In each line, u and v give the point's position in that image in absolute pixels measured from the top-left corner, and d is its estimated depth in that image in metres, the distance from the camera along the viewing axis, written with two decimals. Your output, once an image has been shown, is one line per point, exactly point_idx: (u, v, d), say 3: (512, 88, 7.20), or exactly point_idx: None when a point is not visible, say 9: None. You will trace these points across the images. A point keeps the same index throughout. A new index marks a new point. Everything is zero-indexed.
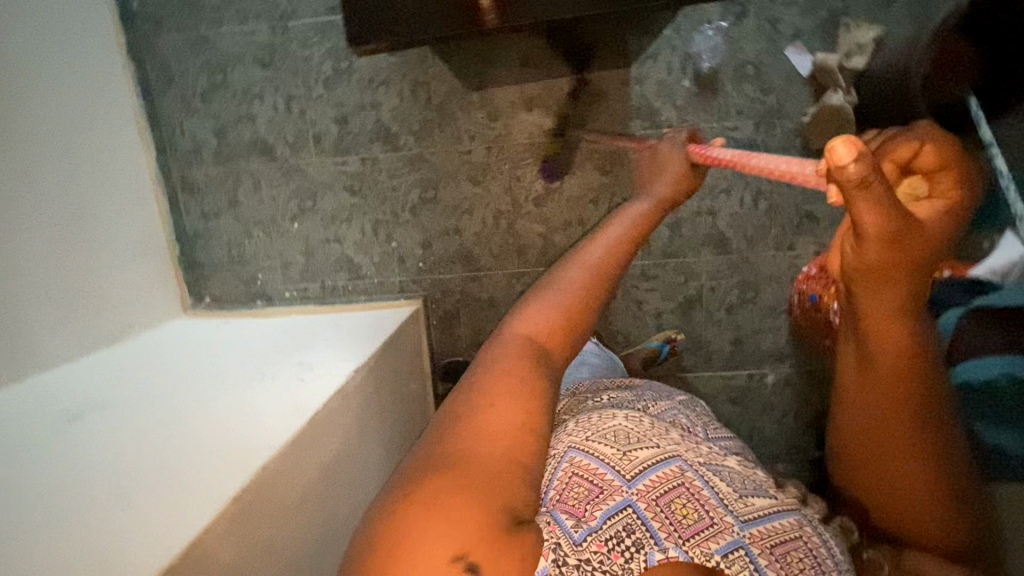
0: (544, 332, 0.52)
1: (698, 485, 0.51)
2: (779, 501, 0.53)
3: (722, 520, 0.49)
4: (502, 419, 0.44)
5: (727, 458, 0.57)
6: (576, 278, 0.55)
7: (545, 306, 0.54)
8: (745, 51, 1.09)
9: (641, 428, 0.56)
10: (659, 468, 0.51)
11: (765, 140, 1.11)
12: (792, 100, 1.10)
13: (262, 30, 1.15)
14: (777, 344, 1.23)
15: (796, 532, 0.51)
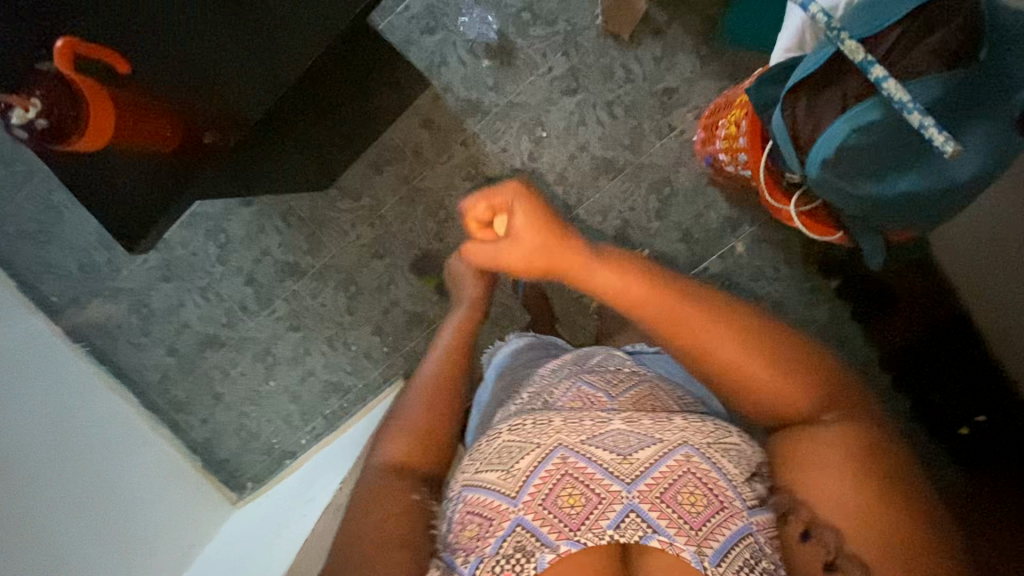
0: (404, 451, 0.77)
1: (580, 465, 0.64)
2: (665, 442, 0.64)
3: (609, 491, 0.62)
4: (387, 526, 0.67)
5: (614, 420, 0.67)
6: (413, 404, 0.82)
7: (398, 429, 0.79)
8: (513, 3, 1.12)
9: (527, 432, 0.67)
10: (544, 466, 0.64)
11: (580, 60, 1.13)
12: (578, 13, 1.11)
13: (150, 255, 1.28)
14: (725, 215, 1.16)
15: (685, 467, 0.63)
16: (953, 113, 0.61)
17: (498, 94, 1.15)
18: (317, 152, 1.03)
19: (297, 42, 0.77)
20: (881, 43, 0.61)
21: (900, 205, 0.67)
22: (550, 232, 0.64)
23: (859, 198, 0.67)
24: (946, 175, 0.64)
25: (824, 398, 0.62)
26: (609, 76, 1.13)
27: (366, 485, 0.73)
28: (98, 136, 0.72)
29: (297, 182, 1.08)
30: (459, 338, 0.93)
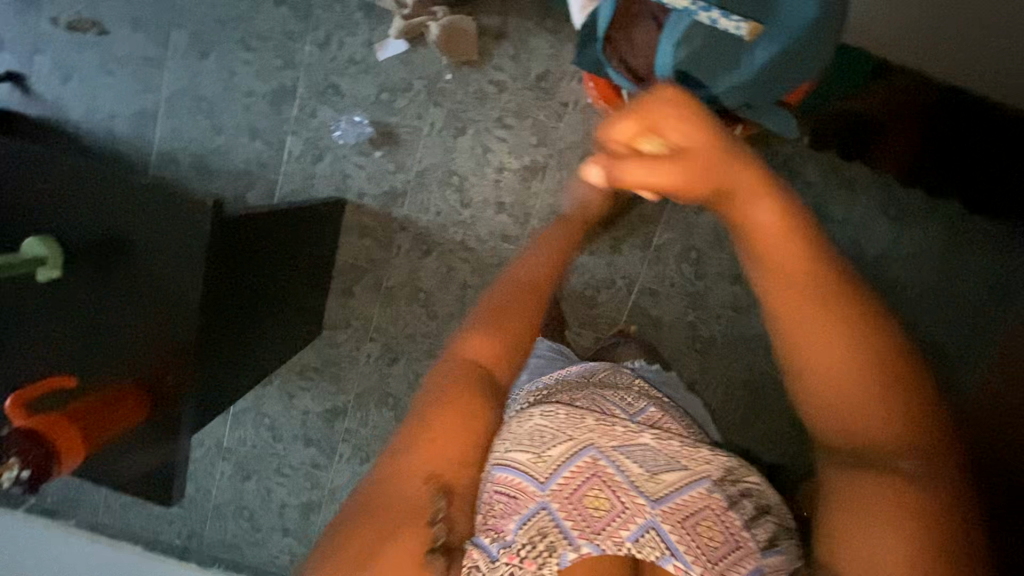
0: (486, 355, 0.55)
1: (609, 471, 0.60)
2: (693, 471, 0.62)
3: (633, 502, 0.58)
4: (442, 439, 0.49)
5: (645, 434, 0.65)
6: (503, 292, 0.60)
7: (503, 324, 0.57)
8: (368, 92, 1.15)
9: (558, 421, 0.64)
10: (572, 465, 0.60)
11: (451, 101, 1.15)
12: (424, 65, 1.14)
13: (224, 465, 1.40)
14: None
15: (705, 502, 0.59)
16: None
17: (405, 172, 1.19)
18: (309, 313, 1.15)
19: (180, 245, 0.68)
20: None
21: (774, 75, 0.62)
22: (711, 141, 0.43)
23: (729, 94, 0.64)
24: (793, 23, 0.60)
25: (904, 395, 0.41)
26: (484, 96, 1.14)
27: (424, 398, 0.51)
28: (77, 449, 0.65)
29: (301, 338, 1.13)
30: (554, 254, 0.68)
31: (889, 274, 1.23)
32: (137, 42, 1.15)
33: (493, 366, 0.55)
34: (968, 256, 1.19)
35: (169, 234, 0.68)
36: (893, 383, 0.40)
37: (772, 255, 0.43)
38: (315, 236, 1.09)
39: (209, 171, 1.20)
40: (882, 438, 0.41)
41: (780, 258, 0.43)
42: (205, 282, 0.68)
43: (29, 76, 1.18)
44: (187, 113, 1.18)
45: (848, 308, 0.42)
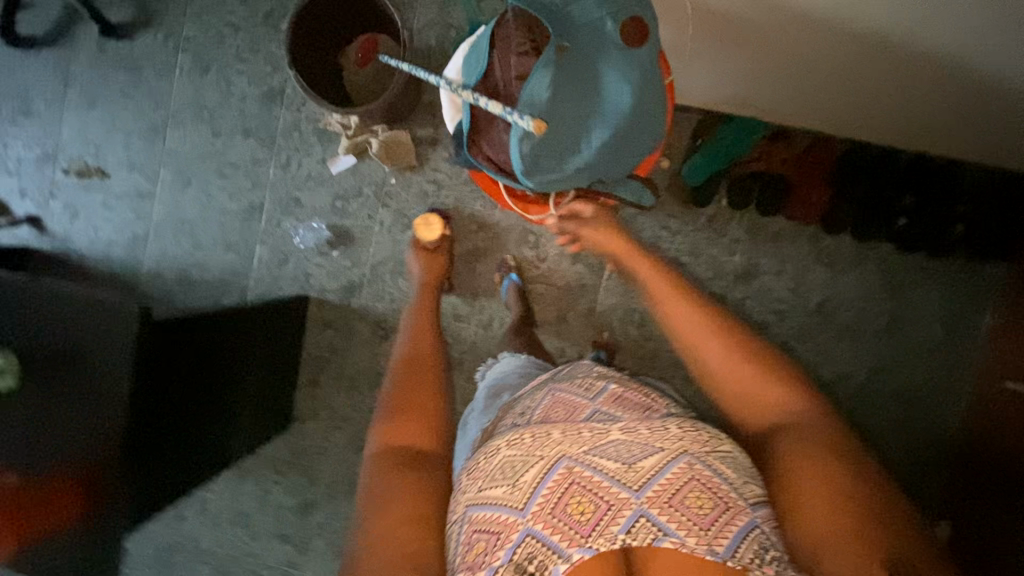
0: (400, 433, 0.71)
1: (587, 475, 0.63)
2: (669, 449, 0.64)
3: (618, 499, 0.62)
4: (390, 493, 0.64)
5: (613, 428, 0.66)
6: (389, 395, 0.76)
7: (390, 406, 0.74)
8: (325, 200, 1.31)
9: (525, 445, 0.66)
10: (547, 481, 0.63)
11: (396, 201, 1.29)
12: (371, 174, 1.29)
13: (203, 568, 1.40)
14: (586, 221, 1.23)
15: (689, 473, 0.62)
16: (569, 69, 0.68)
17: (361, 266, 1.31)
18: (276, 397, 1.24)
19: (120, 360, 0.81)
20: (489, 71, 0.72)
21: (609, 152, 0.72)
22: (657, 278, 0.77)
23: (579, 176, 0.74)
24: (611, 109, 0.70)
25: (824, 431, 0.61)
26: (426, 194, 1.29)
27: (369, 477, 0.67)
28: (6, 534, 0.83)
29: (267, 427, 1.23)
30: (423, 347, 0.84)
31: (834, 321, 1.24)
32: (132, 180, 1.36)
33: (413, 441, 0.70)
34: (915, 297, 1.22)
35: (113, 350, 0.81)
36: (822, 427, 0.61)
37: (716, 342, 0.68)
38: (279, 325, 1.22)
39: (190, 282, 1.35)
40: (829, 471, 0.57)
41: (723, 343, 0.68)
42: (129, 394, 0.80)
43: (45, 217, 1.39)
44: (173, 235, 1.36)
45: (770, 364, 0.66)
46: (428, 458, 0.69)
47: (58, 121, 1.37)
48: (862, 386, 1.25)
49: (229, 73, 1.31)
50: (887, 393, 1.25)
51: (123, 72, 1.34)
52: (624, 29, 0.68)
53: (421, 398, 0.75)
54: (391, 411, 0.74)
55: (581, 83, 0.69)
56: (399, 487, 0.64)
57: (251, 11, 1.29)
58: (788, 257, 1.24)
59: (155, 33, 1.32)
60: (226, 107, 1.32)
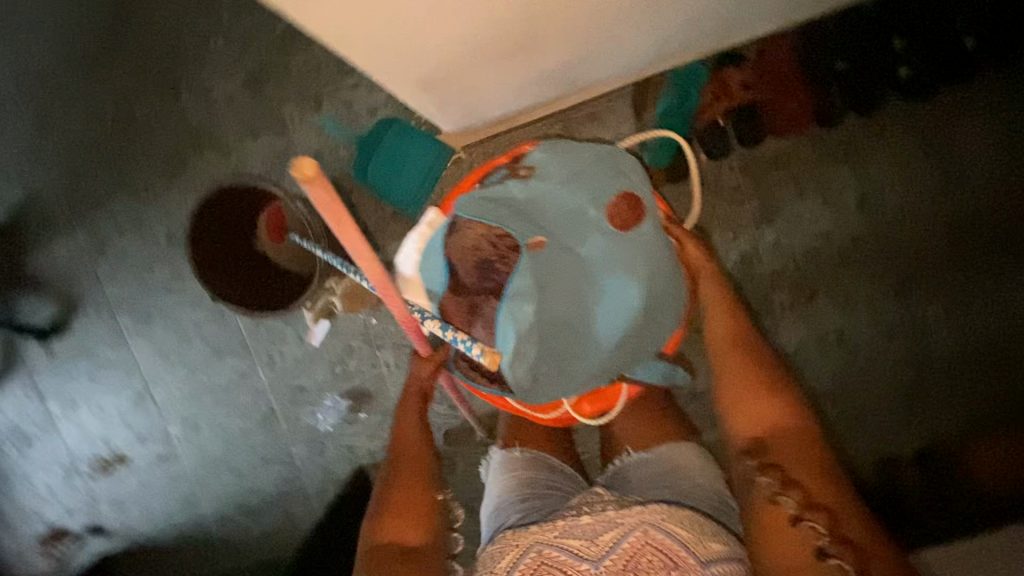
0: (403, 533, 0.74)
1: (555, 553, 0.71)
2: (626, 524, 0.71)
3: (577, 569, 0.70)
4: None
5: (579, 514, 0.74)
6: (392, 490, 0.77)
7: (391, 497, 0.77)
8: (325, 374, 1.23)
9: (507, 541, 0.76)
10: (522, 564, 0.72)
11: (387, 337, 1.20)
12: (350, 325, 1.21)
13: None
14: None
15: (642, 541, 0.70)
16: (546, 262, 0.92)
17: (394, 414, 1.23)
18: None
19: None
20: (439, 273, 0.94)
21: (614, 339, 0.93)
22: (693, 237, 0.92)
23: (584, 372, 0.92)
24: (596, 270, 0.93)
25: (808, 444, 0.71)
26: None
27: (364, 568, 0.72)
28: None
29: None
30: (418, 441, 0.82)
31: (884, 208, 1.08)
32: (148, 450, 1.32)
33: (402, 537, 0.74)
34: (961, 130, 1.04)
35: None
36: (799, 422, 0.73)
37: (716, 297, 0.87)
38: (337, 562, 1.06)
39: (254, 510, 1.31)
40: (779, 417, 0.74)
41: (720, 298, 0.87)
42: None
43: (100, 520, 1.37)
44: (213, 477, 1.31)
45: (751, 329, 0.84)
46: (426, 549, 0.74)
47: (56, 434, 1.33)
48: (956, 238, 1.07)
49: (170, 309, 1.23)
50: (989, 234, 1.07)
51: (81, 362, 1.29)
52: (603, 212, 0.91)
53: (410, 487, 0.77)
54: (385, 503, 0.77)
55: (558, 271, 0.92)
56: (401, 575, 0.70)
57: (152, 241, 1.21)
58: (801, 174, 1.07)
59: (85, 311, 1.26)
60: (185, 341, 1.25)
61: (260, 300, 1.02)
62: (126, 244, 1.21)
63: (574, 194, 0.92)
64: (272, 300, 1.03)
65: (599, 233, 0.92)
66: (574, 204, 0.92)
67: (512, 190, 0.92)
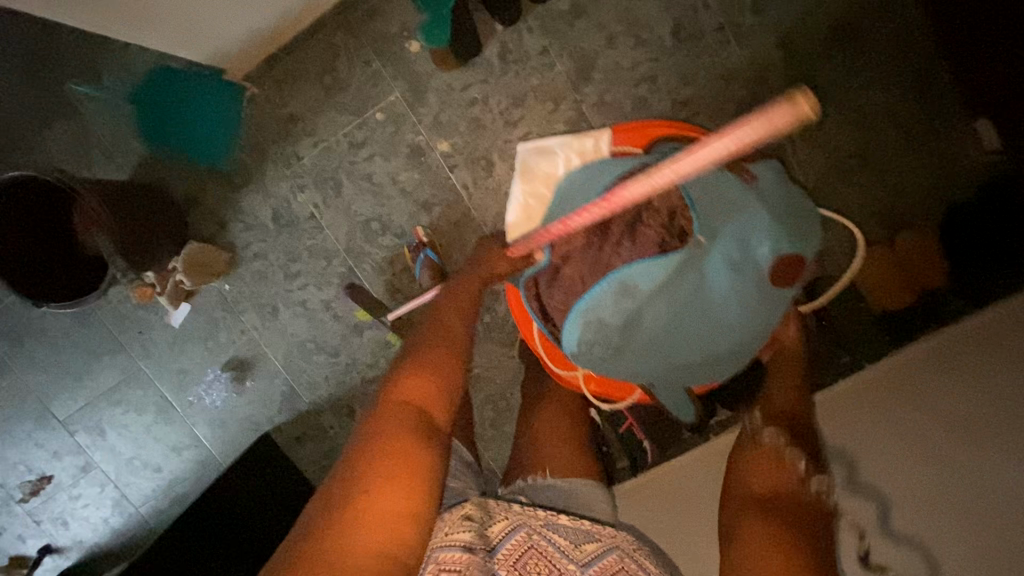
0: (425, 412, 0.68)
1: (546, 541, 0.68)
2: (603, 540, 0.70)
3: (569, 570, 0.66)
4: (391, 482, 0.59)
5: (559, 515, 0.71)
6: (425, 359, 0.74)
7: (424, 368, 0.72)
8: (201, 350, 1.21)
9: (490, 507, 0.71)
10: (509, 541, 0.68)
11: (246, 299, 1.17)
12: (207, 296, 1.17)
13: None
14: (403, 167, 1.07)
15: (621, 563, 0.68)
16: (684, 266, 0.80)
17: (279, 374, 1.21)
18: None
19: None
20: (638, 210, 0.83)
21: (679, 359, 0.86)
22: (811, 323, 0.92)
23: (641, 365, 0.87)
24: (710, 293, 0.83)
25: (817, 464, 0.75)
26: (261, 273, 1.15)
27: (381, 429, 0.64)
28: None
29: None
30: (458, 334, 0.79)
31: (703, 33, 0.98)
32: (69, 463, 1.33)
33: (426, 403, 0.69)
34: None
35: None
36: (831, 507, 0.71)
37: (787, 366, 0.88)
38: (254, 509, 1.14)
39: (185, 496, 1.33)
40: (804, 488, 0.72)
41: (790, 363, 0.88)
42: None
43: (51, 538, 1.40)
44: (136, 476, 1.32)
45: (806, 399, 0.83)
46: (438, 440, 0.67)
47: None
48: (783, 42, 0.98)
49: (37, 323, 1.23)
50: (818, 28, 0.97)
51: None
52: (772, 257, 0.81)
53: (436, 370, 0.73)
54: (413, 371, 0.72)
55: (689, 283, 0.82)
56: (398, 448, 0.62)
57: None
58: (605, 16, 0.98)
59: None
60: (62, 351, 1.24)
61: (77, 288, 1.02)
62: None
63: (759, 225, 0.79)
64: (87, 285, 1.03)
65: (752, 274, 0.81)
66: (750, 235, 0.80)
67: (731, 189, 0.80)
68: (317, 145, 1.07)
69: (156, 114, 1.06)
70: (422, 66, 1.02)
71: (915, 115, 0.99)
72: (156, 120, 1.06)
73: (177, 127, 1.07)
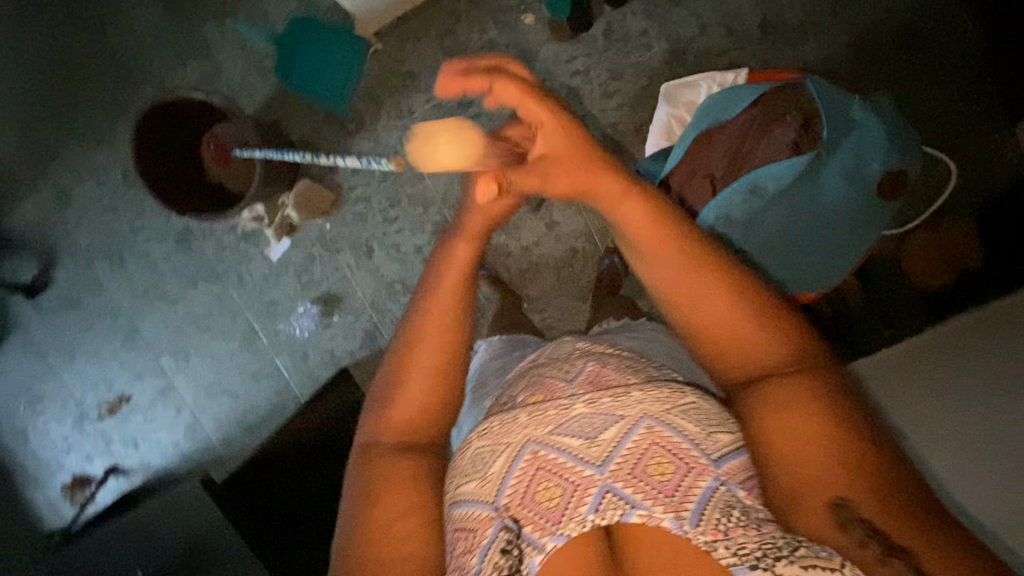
0: (401, 431, 0.61)
1: (551, 456, 0.59)
2: (626, 419, 0.59)
3: (583, 479, 0.57)
4: (388, 503, 0.57)
5: (575, 403, 0.61)
6: (420, 365, 0.63)
7: (407, 382, 0.62)
8: (294, 284, 1.30)
9: (495, 433, 0.62)
10: (515, 470, 0.59)
11: (344, 238, 1.27)
12: (308, 231, 1.28)
13: None
14: (505, 127, 1.18)
15: (648, 441, 0.58)
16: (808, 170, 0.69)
17: (364, 312, 1.30)
18: None
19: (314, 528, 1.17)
20: (791, 119, 0.71)
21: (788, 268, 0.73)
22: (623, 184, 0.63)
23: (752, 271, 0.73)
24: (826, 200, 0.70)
25: (805, 363, 0.54)
26: (362, 215, 1.26)
27: (360, 474, 0.60)
28: None
29: None
30: (447, 313, 0.64)
31: (786, 28, 1.11)
32: (148, 385, 1.41)
33: (411, 429, 0.62)
34: None
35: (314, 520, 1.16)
36: (838, 394, 0.51)
37: (661, 243, 0.60)
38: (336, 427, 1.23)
39: (255, 425, 1.40)
40: (807, 401, 0.51)
41: (669, 244, 0.60)
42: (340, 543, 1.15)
43: (117, 460, 1.46)
44: (212, 401, 1.40)
45: (711, 262, 0.59)
46: (427, 445, 0.62)
47: (62, 386, 1.43)
48: (854, 43, 1.12)
49: (140, 247, 1.31)
50: (884, 34, 1.12)
51: (70, 312, 1.37)
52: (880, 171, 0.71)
53: (427, 374, 0.63)
54: (389, 390, 0.63)
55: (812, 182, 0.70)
56: (389, 480, 0.58)
57: (110, 183, 1.28)
58: (701, 6, 1.11)
59: (62, 263, 1.33)
60: (160, 276, 1.33)
61: (204, 205, 1.10)
62: (87, 190, 1.29)
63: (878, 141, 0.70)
64: (213, 203, 1.11)
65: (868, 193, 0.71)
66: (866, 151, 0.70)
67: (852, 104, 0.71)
68: (429, 100, 1.18)
69: (290, 57, 1.15)
70: (534, 36, 1.14)
71: (961, 114, 1.13)
72: (288, 62, 1.15)
73: (307, 69, 1.15)
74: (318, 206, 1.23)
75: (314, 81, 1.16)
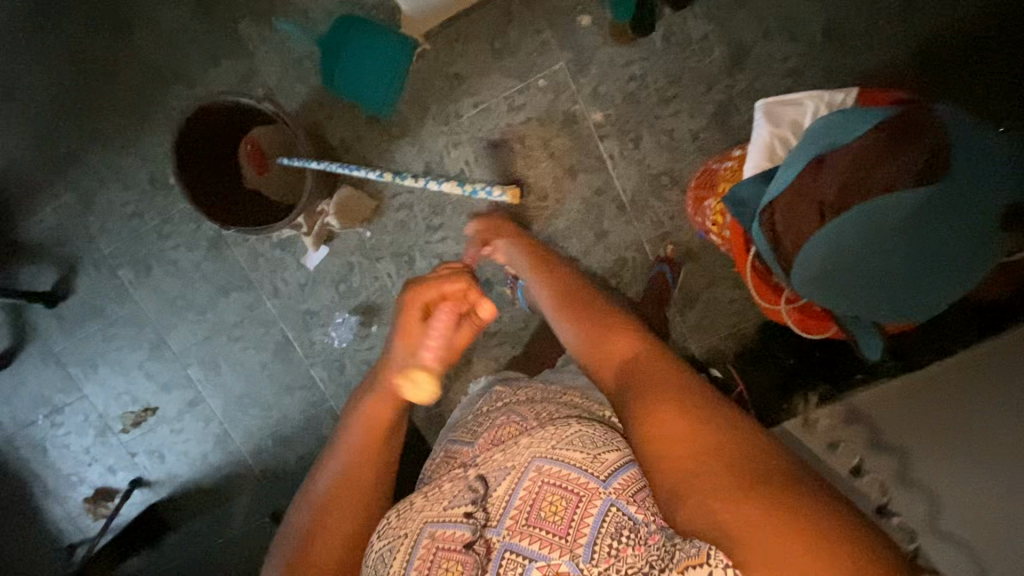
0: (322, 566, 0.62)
1: (449, 532, 0.60)
2: (517, 467, 0.60)
3: (484, 540, 0.58)
4: None
5: (471, 471, 0.64)
6: (332, 500, 0.65)
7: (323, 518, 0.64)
8: (332, 294, 1.26)
9: (391, 527, 0.63)
10: (415, 558, 0.60)
11: (385, 247, 1.22)
12: (347, 240, 1.23)
13: None
14: (557, 134, 1.14)
15: (537, 481, 0.59)
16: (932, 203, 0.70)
17: None
18: None
19: None
20: (919, 146, 0.69)
21: (898, 297, 0.74)
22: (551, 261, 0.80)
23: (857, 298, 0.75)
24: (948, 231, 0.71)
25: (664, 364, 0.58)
26: (405, 223, 1.21)
27: None
28: None
29: None
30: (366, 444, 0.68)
31: (853, 34, 1.07)
32: (174, 397, 1.35)
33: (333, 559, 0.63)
34: None
35: None
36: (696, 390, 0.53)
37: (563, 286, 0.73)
38: None
39: (288, 438, 1.36)
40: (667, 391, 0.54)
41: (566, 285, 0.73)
42: None
43: (141, 473, 1.41)
44: (242, 414, 1.35)
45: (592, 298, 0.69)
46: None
47: (83, 397, 1.37)
48: (923, 47, 1.07)
49: (168, 254, 1.25)
50: (953, 38, 1.06)
51: (92, 321, 1.31)
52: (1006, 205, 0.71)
53: (346, 509, 0.65)
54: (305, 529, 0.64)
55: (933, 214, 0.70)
56: None
57: (136, 189, 1.21)
58: (765, 11, 1.07)
59: (84, 271, 1.27)
60: (189, 285, 1.27)
61: (246, 216, 1.05)
62: (112, 195, 1.22)
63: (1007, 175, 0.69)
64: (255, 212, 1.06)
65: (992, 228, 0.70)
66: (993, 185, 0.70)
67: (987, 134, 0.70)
68: (477, 105, 1.13)
69: (334, 57, 1.09)
70: (590, 39, 1.10)
71: None
72: (333, 63, 1.10)
73: (352, 71, 1.10)
74: (358, 215, 1.18)
75: (359, 82, 1.10)
